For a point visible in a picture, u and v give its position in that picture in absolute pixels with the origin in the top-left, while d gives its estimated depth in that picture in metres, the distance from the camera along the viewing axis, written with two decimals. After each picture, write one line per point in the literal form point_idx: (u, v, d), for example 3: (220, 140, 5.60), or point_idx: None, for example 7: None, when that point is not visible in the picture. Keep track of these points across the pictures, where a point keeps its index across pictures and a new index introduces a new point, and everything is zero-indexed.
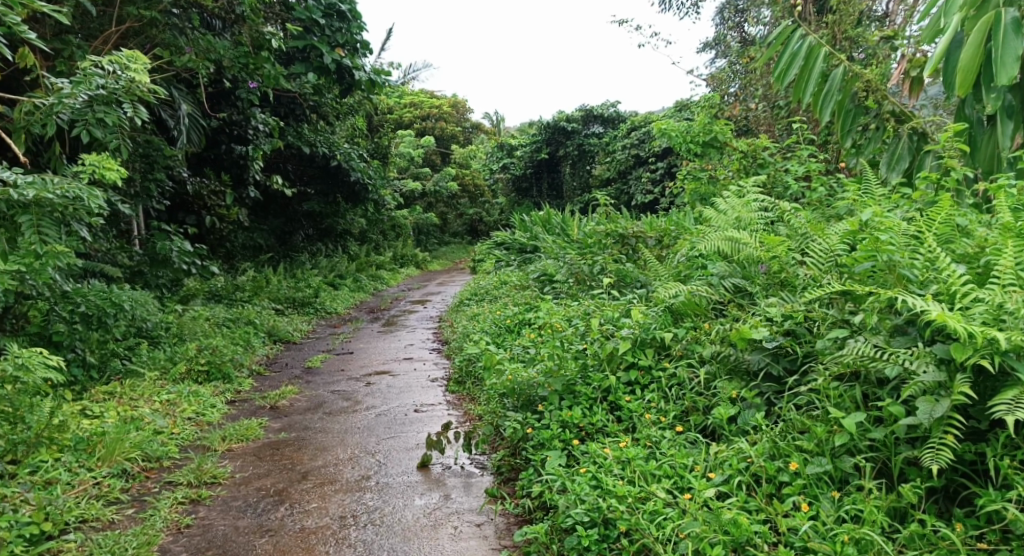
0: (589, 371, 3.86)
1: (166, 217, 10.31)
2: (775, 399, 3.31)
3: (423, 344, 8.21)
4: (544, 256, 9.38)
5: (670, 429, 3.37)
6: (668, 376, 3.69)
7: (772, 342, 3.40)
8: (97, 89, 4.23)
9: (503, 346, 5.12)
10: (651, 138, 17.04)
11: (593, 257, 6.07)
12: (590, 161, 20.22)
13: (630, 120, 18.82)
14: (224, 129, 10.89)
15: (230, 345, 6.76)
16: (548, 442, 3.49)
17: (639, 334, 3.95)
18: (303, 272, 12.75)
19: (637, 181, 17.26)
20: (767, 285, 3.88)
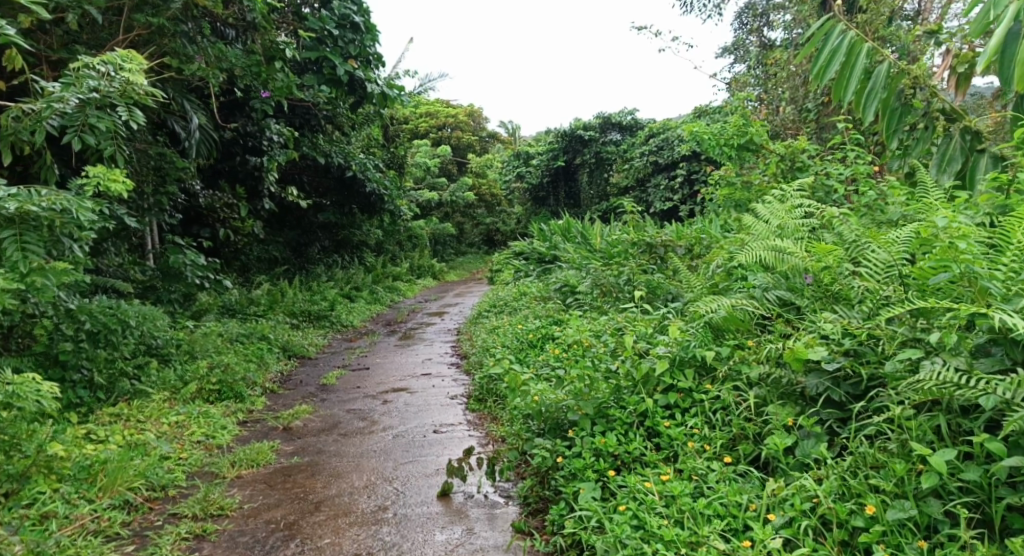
0: (622, 393, 3.61)
1: (180, 230, 10.19)
2: (839, 428, 3.06)
3: (442, 358, 7.98)
4: (565, 266, 9.13)
5: (717, 460, 3.12)
6: (711, 400, 3.43)
7: (833, 364, 3.14)
8: (89, 92, 4.10)
9: (526, 362, 4.87)
10: (670, 145, 16.77)
11: (619, 268, 5.83)
12: (607, 169, 19.99)
13: (648, 127, 18.57)
14: (237, 140, 10.77)
15: (243, 362, 6.57)
16: (582, 473, 3.23)
17: (675, 352, 3.67)
18: (320, 285, 12.59)
19: (655, 188, 17.00)
20: (816, 295, 3.67)
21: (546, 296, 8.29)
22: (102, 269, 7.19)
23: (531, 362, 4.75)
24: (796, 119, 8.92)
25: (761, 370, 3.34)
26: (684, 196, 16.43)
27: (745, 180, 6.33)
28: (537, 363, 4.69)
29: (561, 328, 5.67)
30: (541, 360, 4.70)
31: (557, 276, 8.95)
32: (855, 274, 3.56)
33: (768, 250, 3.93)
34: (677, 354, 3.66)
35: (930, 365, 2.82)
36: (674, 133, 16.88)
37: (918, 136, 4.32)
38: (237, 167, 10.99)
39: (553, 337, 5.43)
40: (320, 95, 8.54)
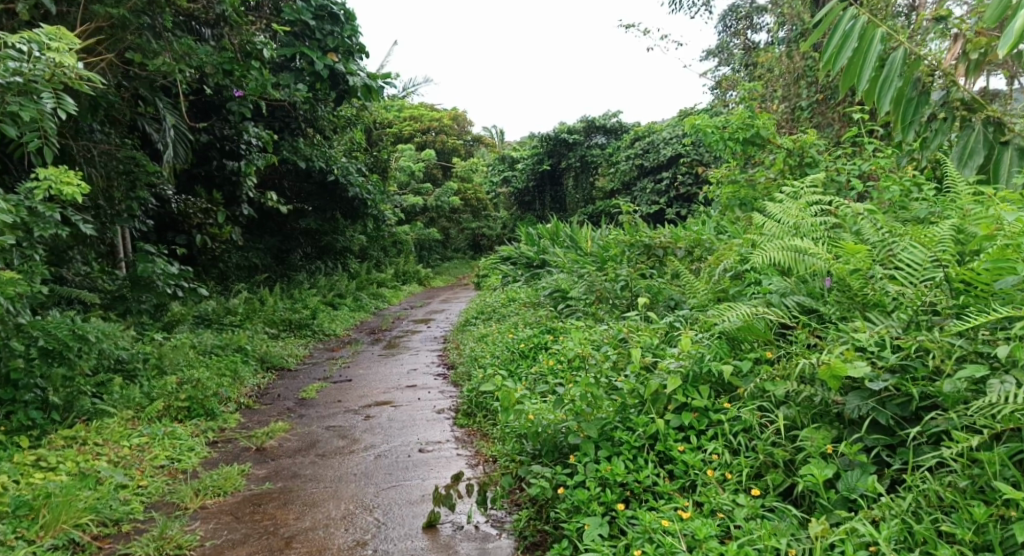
0: (629, 412, 3.31)
1: (154, 237, 9.77)
2: (889, 457, 2.77)
3: (428, 368, 7.63)
4: (555, 272, 8.82)
5: (744, 493, 2.83)
6: (730, 421, 3.13)
7: (880, 383, 2.83)
8: (11, 74, 3.77)
9: (519, 375, 4.53)
10: (656, 148, 16.57)
11: (615, 273, 5.52)
12: (593, 172, 19.74)
13: (633, 131, 18.36)
14: (213, 142, 10.39)
15: (216, 376, 6.18)
16: (587, 505, 2.92)
17: (687, 367, 3.37)
18: (301, 292, 12.19)
19: (641, 191, 16.76)
20: (841, 302, 3.44)
21: (536, 302, 7.96)
22: (64, 278, 6.94)
23: (526, 376, 4.43)
24: (788, 118, 8.68)
25: (791, 388, 3.05)
26: (671, 199, 16.21)
27: (746, 180, 6.05)
28: (531, 377, 4.37)
29: (555, 337, 5.35)
30: (536, 373, 4.38)
31: (546, 282, 8.63)
32: (886, 279, 3.40)
33: (788, 252, 3.72)
34: (690, 368, 3.35)
35: (1000, 386, 2.62)
36: (660, 136, 16.67)
37: (937, 127, 4.04)
38: (214, 172, 10.62)
39: (548, 347, 5.11)
40: (297, 94, 8.18)
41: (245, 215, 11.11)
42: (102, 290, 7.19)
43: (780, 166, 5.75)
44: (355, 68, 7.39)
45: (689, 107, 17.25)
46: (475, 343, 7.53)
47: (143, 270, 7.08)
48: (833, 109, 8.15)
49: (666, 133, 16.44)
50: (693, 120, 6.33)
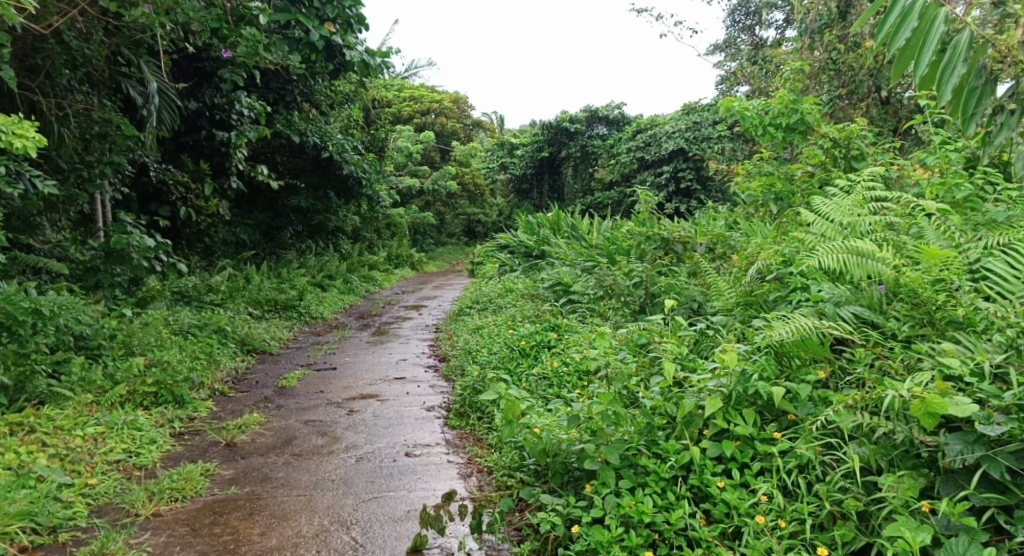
0: (657, 435, 3.04)
1: (135, 207, 9.26)
2: (1008, 523, 2.41)
3: (418, 359, 7.19)
4: (556, 264, 8.37)
5: (806, 551, 2.49)
6: (778, 454, 2.84)
7: (995, 428, 2.46)
8: None
9: (524, 382, 4.13)
10: (658, 142, 16.10)
11: (627, 268, 5.11)
12: (593, 163, 19.30)
13: (636, 122, 17.89)
14: (202, 111, 9.88)
15: (190, 358, 5.75)
16: (607, 548, 2.60)
17: (730, 388, 3.02)
18: (290, 272, 11.71)
19: (640, 185, 16.37)
20: (911, 316, 3.18)
21: (535, 295, 7.53)
22: (30, 245, 6.64)
23: (527, 379, 4.15)
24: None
25: (863, 421, 2.73)
26: (671, 194, 15.79)
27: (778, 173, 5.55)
28: (530, 380, 4.13)
29: (566, 336, 4.89)
30: (539, 376, 4.15)
31: (547, 274, 8.19)
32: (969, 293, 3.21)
33: (850, 256, 3.52)
34: (730, 389, 3.02)
35: None
36: (662, 129, 16.20)
37: (1004, 121, 3.63)
38: (202, 142, 10.09)
39: (555, 347, 4.67)
40: (290, 60, 7.68)
41: (233, 189, 10.60)
42: (75, 261, 6.87)
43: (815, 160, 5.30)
44: (353, 41, 6.94)
45: (693, 101, 16.78)
46: (469, 335, 7.10)
47: (116, 241, 6.53)
48: (855, 107, 7.73)
49: (669, 127, 15.96)
50: (726, 104, 5.80)
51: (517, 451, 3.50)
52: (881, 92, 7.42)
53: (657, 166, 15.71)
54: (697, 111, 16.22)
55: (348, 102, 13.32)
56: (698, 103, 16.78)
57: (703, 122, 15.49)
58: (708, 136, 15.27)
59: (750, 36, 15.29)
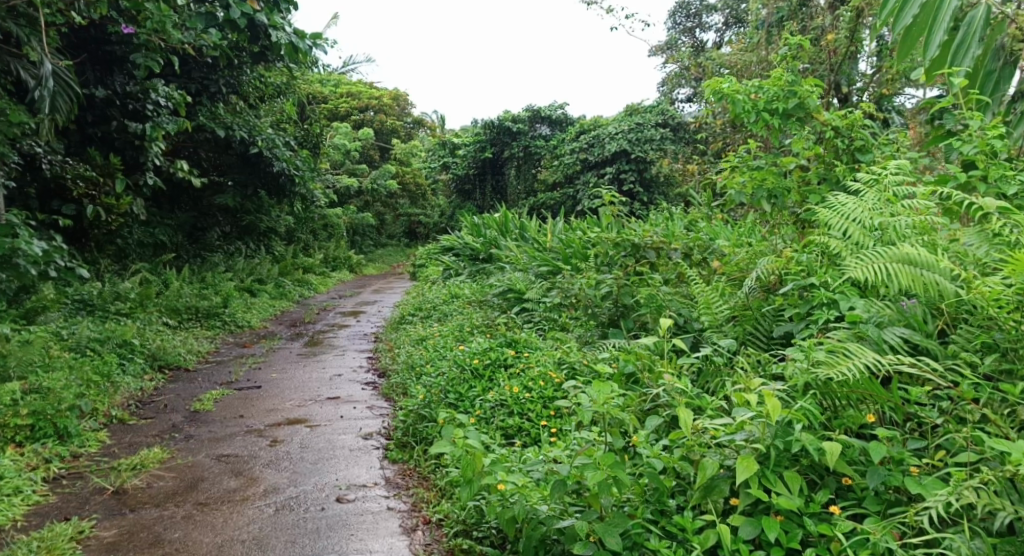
0: (661, 504, 2.60)
1: (34, 204, 8.25)
2: None
3: (355, 374, 6.49)
4: (506, 268, 7.78)
5: None
6: (848, 537, 2.37)
7: None
8: None
9: (485, 418, 3.54)
10: (601, 143, 15.70)
11: (593, 277, 4.57)
12: (536, 164, 19.03)
13: (579, 123, 17.53)
14: (113, 99, 8.94)
15: (83, 381, 4.92)
16: None
17: (767, 449, 2.51)
18: (215, 276, 10.75)
19: (584, 186, 16.00)
20: (975, 340, 2.86)
21: (484, 303, 6.92)
22: None
23: (485, 408, 3.61)
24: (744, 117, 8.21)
25: (959, 497, 2.31)
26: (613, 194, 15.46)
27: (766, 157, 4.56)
28: (486, 409, 3.61)
29: (532, 353, 4.25)
30: (495, 403, 3.62)
31: (495, 280, 7.59)
32: None
33: (898, 264, 3.01)
34: (767, 449, 2.51)
35: None
36: (605, 130, 15.80)
37: None
38: (112, 134, 9.11)
39: (516, 368, 4.05)
40: (205, 38, 6.85)
41: (149, 186, 9.62)
42: None
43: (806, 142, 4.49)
44: (280, 21, 6.12)
45: (636, 102, 16.49)
46: (415, 347, 6.42)
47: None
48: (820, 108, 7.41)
49: (612, 128, 15.55)
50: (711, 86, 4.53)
51: (480, 506, 3.03)
52: (842, 89, 7.11)
53: (600, 167, 15.37)
54: (639, 112, 15.91)
55: (280, 95, 12.43)
56: (640, 104, 16.50)
57: (645, 123, 15.17)
58: (651, 138, 15.01)
59: (691, 39, 15.18)
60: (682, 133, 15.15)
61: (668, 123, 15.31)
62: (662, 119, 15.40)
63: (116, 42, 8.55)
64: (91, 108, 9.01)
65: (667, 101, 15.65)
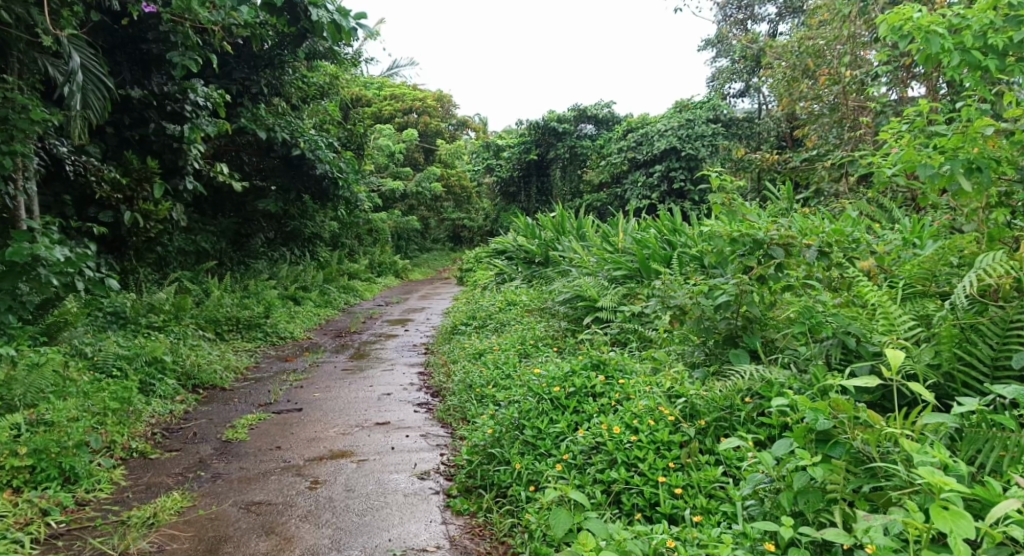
0: None
1: (68, 211, 7.77)
2: None
3: (406, 393, 5.75)
4: (570, 272, 6.98)
5: None
6: None
7: None
8: None
9: (577, 465, 2.92)
10: (651, 141, 14.76)
11: (697, 282, 3.77)
12: (582, 165, 17.91)
13: (628, 121, 16.62)
14: (149, 100, 8.41)
15: (99, 408, 4.32)
16: None
17: None
18: (257, 284, 10.24)
19: (632, 185, 15.12)
20: None
21: (549, 313, 6.13)
22: None
23: (575, 452, 2.98)
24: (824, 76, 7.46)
25: None
26: (664, 194, 14.56)
27: (920, 130, 3.65)
28: (576, 454, 2.98)
29: (632, 380, 3.44)
30: (587, 446, 2.97)
31: (559, 286, 6.80)
32: None
33: None
34: None
35: None
36: (654, 127, 14.86)
37: None
38: (149, 137, 8.55)
39: (612, 399, 3.30)
40: (235, 17, 6.19)
41: (189, 191, 9.04)
42: None
43: (969, 101, 3.52)
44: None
45: (687, 97, 15.52)
46: (475, 363, 5.66)
47: (14, 251, 5.02)
48: (892, 104, 6.97)
49: (661, 125, 14.61)
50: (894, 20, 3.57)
51: None
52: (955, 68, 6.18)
53: (651, 166, 14.48)
54: (690, 108, 14.97)
55: (324, 96, 11.89)
56: (691, 100, 15.56)
57: (697, 118, 14.18)
58: (702, 134, 13.99)
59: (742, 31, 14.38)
60: (736, 129, 13.92)
61: (720, 119, 14.16)
62: (713, 115, 14.27)
63: (150, 38, 8.03)
64: (127, 109, 8.50)
65: (719, 95, 14.67)
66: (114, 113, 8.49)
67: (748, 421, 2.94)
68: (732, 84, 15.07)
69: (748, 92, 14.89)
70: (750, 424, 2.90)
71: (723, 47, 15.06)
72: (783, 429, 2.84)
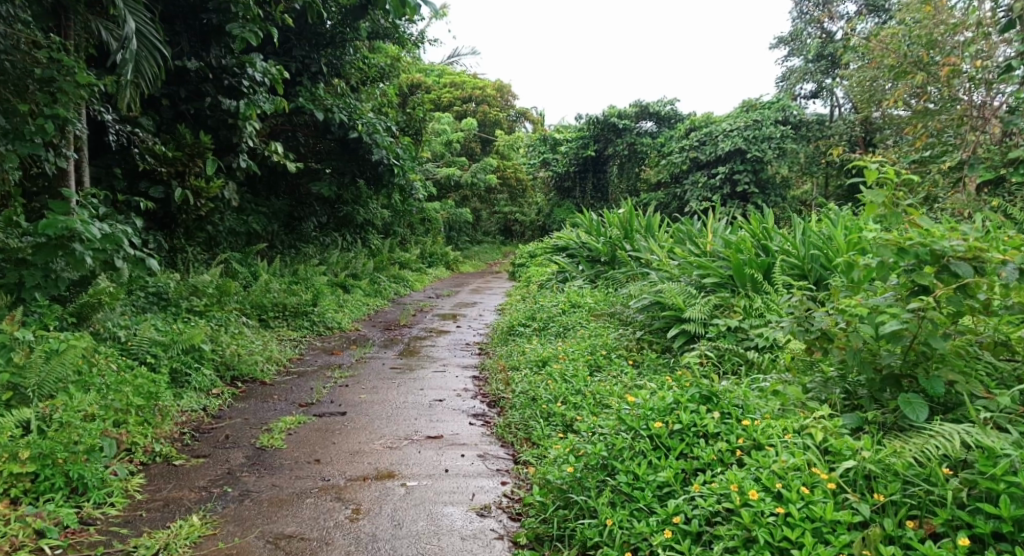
0: None
1: (117, 184, 7.43)
2: None
3: (460, 402, 5.13)
4: (647, 275, 6.27)
5: None
6: None
7: None
8: None
9: (693, 533, 2.45)
10: (714, 140, 13.81)
11: (839, 302, 3.03)
12: (640, 163, 17.19)
13: (691, 119, 15.67)
14: (206, 72, 7.95)
15: (123, 404, 3.84)
16: None
17: None
18: (307, 269, 9.81)
19: (693, 186, 14.22)
20: None
21: (622, 320, 5.45)
22: None
23: (689, 516, 2.50)
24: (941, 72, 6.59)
25: None
26: (725, 197, 13.68)
27: None
28: (694, 516, 2.50)
29: (757, 422, 2.83)
30: (707, 511, 2.48)
31: (633, 290, 6.10)
32: None
33: None
34: None
35: None
36: (719, 125, 13.91)
37: None
38: (205, 111, 8.11)
39: (734, 446, 2.73)
40: None
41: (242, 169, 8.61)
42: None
43: None
44: None
45: (755, 97, 14.61)
46: (539, 374, 5.00)
47: (48, 225, 4.59)
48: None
49: (726, 123, 13.65)
50: None
51: None
52: None
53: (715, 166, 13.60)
54: (757, 108, 14.02)
55: (384, 78, 11.35)
56: (759, 100, 14.60)
57: (765, 119, 13.21)
58: (770, 136, 13.06)
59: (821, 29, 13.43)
60: (805, 132, 13.12)
61: (789, 121, 13.23)
62: (782, 116, 13.27)
63: (210, 8, 7.56)
64: (184, 82, 8.08)
65: (789, 96, 13.73)
66: (170, 85, 8.08)
67: (955, 504, 2.34)
68: (804, 85, 14.08)
69: (821, 94, 13.88)
70: (960, 510, 2.29)
71: (795, 45, 13.97)
72: (1017, 526, 2.21)
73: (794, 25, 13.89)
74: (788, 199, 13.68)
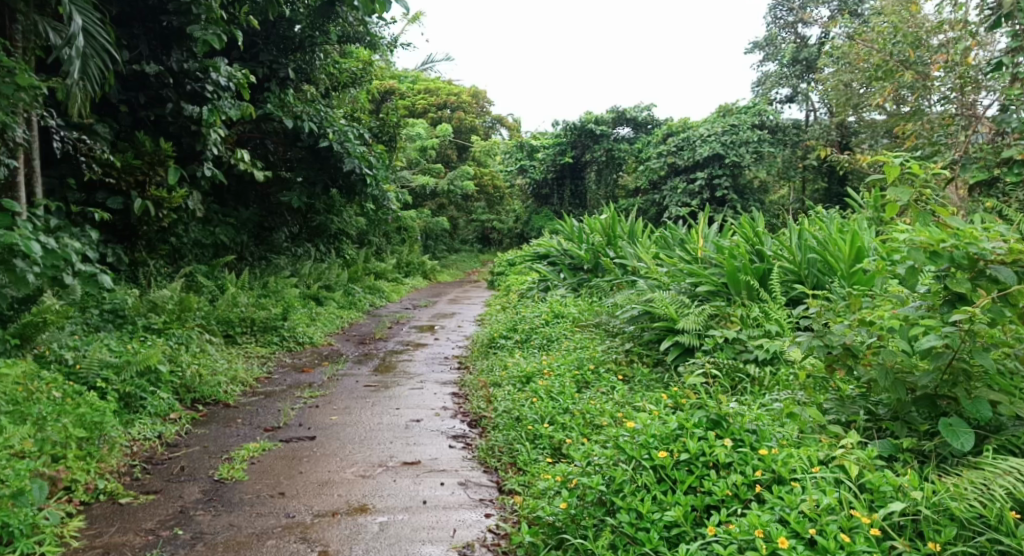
0: None
1: (71, 195, 6.98)
2: None
3: (438, 422, 4.79)
4: (634, 283, 5.98)
5: None
6: None
7: None
8: None
9: None
10: (692, 145, 13.62)
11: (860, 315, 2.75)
12: (618, 169, 17.16)
13: (669, 124, 15.49)
14: (167, 77, 7.50)
15: (64, 437, 3.44)
16: None
17: None
18: (277, 281, 9.40)
19: (671, 192, 13.99)
20: None
21: (611, 331, 5.15)
22: None
23: None
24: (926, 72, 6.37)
25: None
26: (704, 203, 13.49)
27: None
28: None
29: (775, 452, 2.58)
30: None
31: (619, 299, 5.81)
32: None
33: None
34: None
35: None
36: (696, 130, 13.69)
37: None
38: (166, 118, 7.65)
39: (751, 480, 2.47)
40: None
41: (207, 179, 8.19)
42: None
43: None
44: None
45: (732, 102, 14.53)
46: (523, 390, 4.68)
47: None
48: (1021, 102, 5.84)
49: (704, 128, 13.44)
50: None
51: None
52: None
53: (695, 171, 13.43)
54: (734, 112, 13.87)
55: (356, 84, 10.98)
56: (736, 104, 14.47)
57: (742, 124, 13.06)
58: (747, 140, 12.88)
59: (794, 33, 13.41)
60: (782, 136, 12.97)
61: (766, 125, 13.05)
62: (759, 120, 13.12)
63: (169, 9, 7.16)
64: (144, 87, 7.64)
65: (765, 100, 13.60)
66: (129, 90, 7.65)
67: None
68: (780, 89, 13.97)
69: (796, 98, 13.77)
70: None
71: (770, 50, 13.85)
72: None
73: (771, 29, 13.78)
74: (767, 203, 13.54)
